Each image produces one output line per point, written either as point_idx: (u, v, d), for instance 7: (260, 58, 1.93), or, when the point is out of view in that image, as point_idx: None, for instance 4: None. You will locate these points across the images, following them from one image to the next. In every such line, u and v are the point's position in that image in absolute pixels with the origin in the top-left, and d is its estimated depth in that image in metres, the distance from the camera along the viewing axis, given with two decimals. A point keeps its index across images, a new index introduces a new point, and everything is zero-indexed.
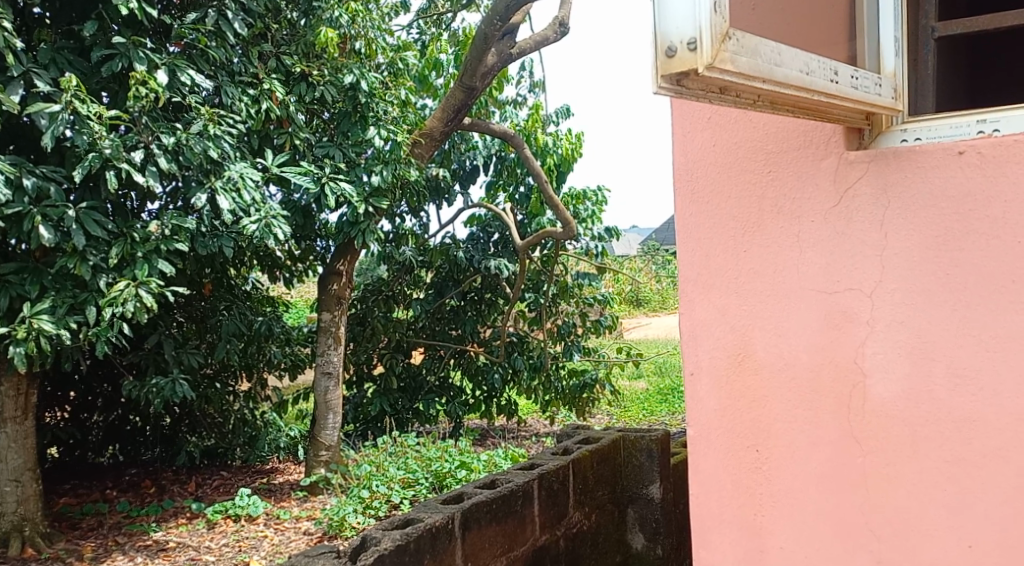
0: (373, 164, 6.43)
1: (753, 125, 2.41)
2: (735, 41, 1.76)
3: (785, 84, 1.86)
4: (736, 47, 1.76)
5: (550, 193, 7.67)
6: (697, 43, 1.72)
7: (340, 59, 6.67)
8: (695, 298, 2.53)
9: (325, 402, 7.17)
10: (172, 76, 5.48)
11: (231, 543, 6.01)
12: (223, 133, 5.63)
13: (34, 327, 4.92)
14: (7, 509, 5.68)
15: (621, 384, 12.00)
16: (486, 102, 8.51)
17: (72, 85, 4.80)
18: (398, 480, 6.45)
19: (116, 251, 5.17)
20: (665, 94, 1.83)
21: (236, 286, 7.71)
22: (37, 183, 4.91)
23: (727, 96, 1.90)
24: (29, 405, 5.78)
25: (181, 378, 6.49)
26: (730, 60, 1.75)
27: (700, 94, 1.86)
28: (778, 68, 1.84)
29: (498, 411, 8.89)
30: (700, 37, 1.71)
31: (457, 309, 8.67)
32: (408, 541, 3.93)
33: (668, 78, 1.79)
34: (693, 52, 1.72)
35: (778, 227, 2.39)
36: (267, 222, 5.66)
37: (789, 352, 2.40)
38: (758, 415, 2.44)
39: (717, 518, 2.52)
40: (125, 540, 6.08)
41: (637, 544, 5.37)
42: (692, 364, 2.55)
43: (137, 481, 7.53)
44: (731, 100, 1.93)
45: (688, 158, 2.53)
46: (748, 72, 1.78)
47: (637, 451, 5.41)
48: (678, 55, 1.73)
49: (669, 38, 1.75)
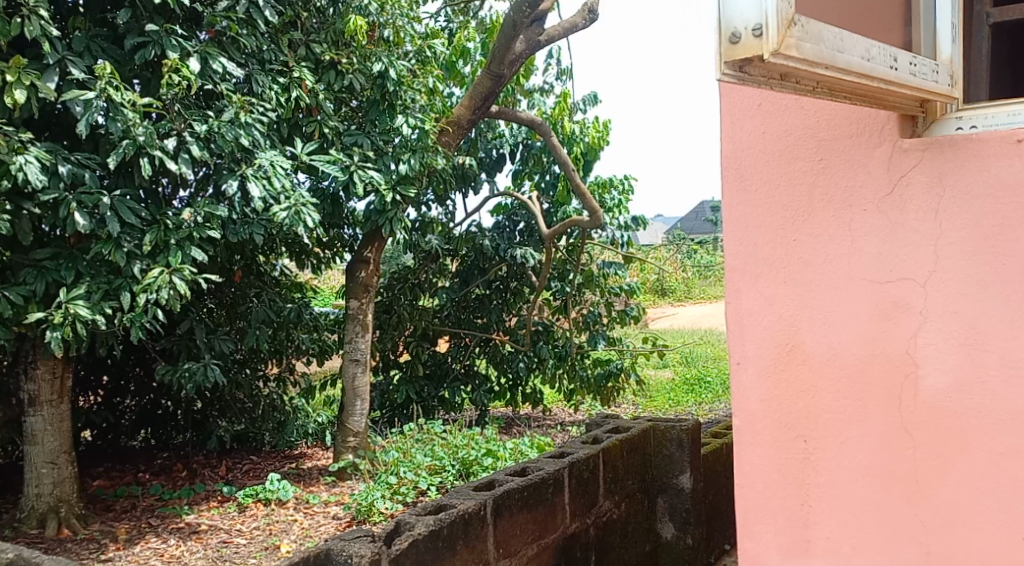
0: (401, 153, 6.47)
1: (805, 112, 2.40)
2: (800, 27, 1.77)
3: (847, 71, 1.86)
4: (801, 33, 1.77)
5: (578, 182, 7.62)
6: (763, 28, 1.74)
7: (369, 47, 6.67)
8: (743, 287, 2.52)
9: (353, 389, 7.22)
10: (204, 64, 5.52)
11: (261, 526, 6.08)
12: (254, 121, 5.65)
13: (69, 312, 4.98)
14: (44, 490, 5.77)
15: (646, 373, 11.97)
16: (513, 89, 8.50)
17: (106, 72, 4.86)
18: (425, 467, 6.51)
19: (150, 239, 5.22)
20: (727, 80, 1.84)
21: (266, 273, 7.76)
22: (72, 169, 4.99)
23: (787, 83, 1.91)
24: (65, 389, 5.85)
25: (212, 363, 6.55)
26: (796, 46, 1.76)
27: (761, 81, 1.87)
28: (841, 54, 1.84)
29: (523, 399, 8.90)
30: (766, 23, 1.73)
31: (483, 298, 8.71)
32: (441, 527, 3.97)
33: (732, 63, 1.81)
34: (759, 37, 1.74)
35: (829, 216, 2.38)
36: (297, 210, 5.68)
37: (838, 342, 2.39)
38: (806, 405, 2.44)
39: (762, 508, 2.52)
40: (158, 522, 6.16)
41: (667, 533, 5.41)
42: (737, 354, 2.55)
43: (168, 465, 7.63)
44: (791, 87, 1.93)
45: (736, 145, 2.52)
46: (813, 58, 1.79)
47: (666, 441, 5.41)
48: (744, 41, 1.76)
49: (733, 24, 1.77)
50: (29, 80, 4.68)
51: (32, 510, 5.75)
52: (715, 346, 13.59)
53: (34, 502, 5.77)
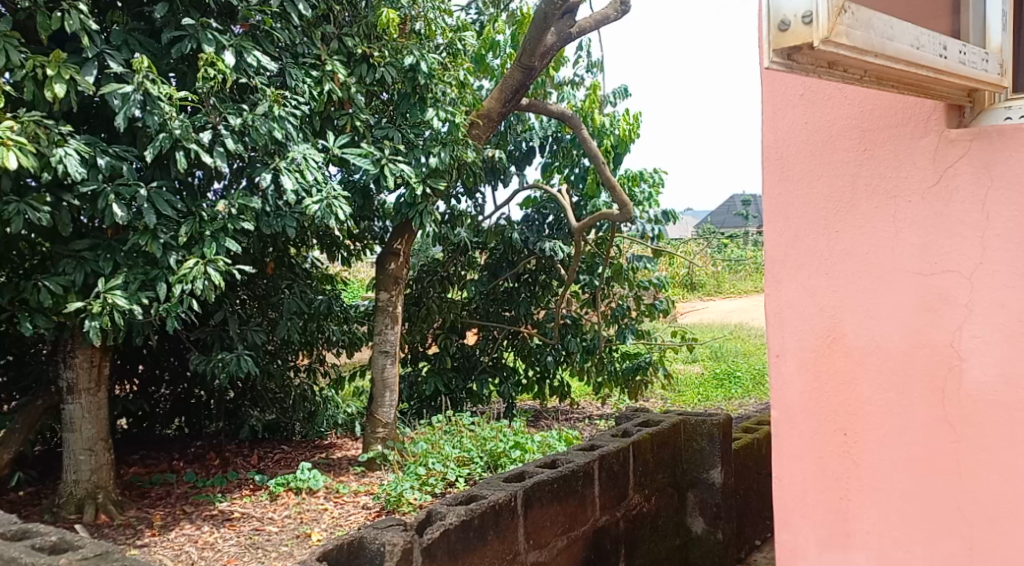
0: (432, 146, 6.51)
1: (848, 103, 2.41)
2: (850, 14, 1.82)
3: (896, 58, 1.91)
4: (851, 20, 1.82)
5: (608, 174, 7.59)
6: (812, 16, 1.78)
7: (400, 40, 6.72)
8: (784, 279, 2.55)
9: (382, 381, 7.28)
10: (239, 57, 5.55)
11: (293, 515, 6.16)
12: (288, 114, 5.69)
13: (107, 302, 5.07)
14: (82, 476, 5.88)
15: (676, 368, 11.95)
16: (543, 82, 8.51)
17: (144, 66, 4.94)
18: (454, 459, 6.57)
19: (185, 230, 5.30)
20: (777, 68, 1.89)
21: (298, 265, 7.80)
22: (110, 162, 5.08)
23: (834, 71, 1.95)
24: (102, 377, 5.95)
25: (245, 353, 6.63)
26: (845, 33, 1.81)
27: (809, 69, 1.92)
28: (891, 42, 1.89)
29: (551, 392, 8.92)
30: (815, 11, 1.78)
31: (512, 291, 8.75)
32: (473, 517, 4.02)
33: (780, 51, 1.85)
34: (809, 25, 1.78)
35: (872, 207, 2.39)
36: (329, 203, 5.73)
37: (880, 334, 2.39)
38: (846, 397, 2.45)
39: (802, 500, 2.54)
40: (192, 509, 6.26)
41: (698, 528, 5.41)
42: (777, 346, 2.57)
43: (202, 453, 7.75)
44: (839, 75, 1.97)
45: (778, 135, 2.54)
46: (861, 46, 1.84)
47: (697, 435, 5.41)
48: (793, 28, 1.80)
49: (782, 11, 1.81)
50: (69, 74, 4.78)
51: (71, 496, 5.86)
52: (745, 342, 13.52)
53: (72, 488, 5.88)
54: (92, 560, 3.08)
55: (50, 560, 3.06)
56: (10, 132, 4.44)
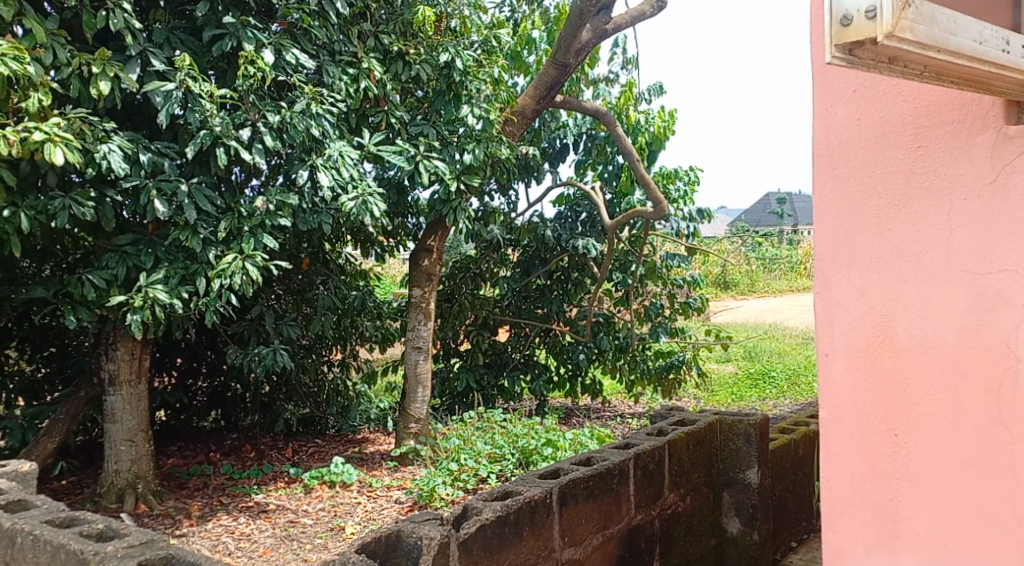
0: (466, 143, 6.52)
1: (902, 99, 2.40)
2: (914, 9, 1.81)
3: (958, 53, 1.90)
4: (915, 15, 1.82)
5: (642, 171, 7.55)
6: (876, 11, 1.81)
7: (436, 38, 6.78)
8: (834, 277, 2.54)
9: (415, 376, 7.32)
10: (278, 55, 5.62)
11: (327, 508, 6.22)
12: (325, 112, 5.72)
13: (149, 296, 5.16)
14: (123, 466, 5.99)
15: (709, 366, 11.89)
16: (578, 79, 8.50)
17: (186, 64, 5.01)
18: (486, 455, 6.60)
19: (224, 226, 5.36)
20: (838, 64, 1.91)
21: (332, 261, 7.86)
22: (152, 158, 5.17)
23: (895, 67, 1.95)
24: (143, 369, 6.04)
25: (281, 348, 6.69)
26: (909, 28, 1.81)
27: (869, 64, 1.93)
28: (953, 37, 1.88)
29: (583, 390, 8.90)
30: (878, 7, 1.80)
31: (544, 288, 8.76)
32: (508, 513, 4.03)
33: (842, 48, 1.89)
34: (872, 20, 1.81)
35: (926, 204, 2.37)
36: (364, 200, 5.76)
37: (933, 335, 2.37)
38: (897, 397, 2.43)
39: (850, 501, 2.53)
40: (229, 501, 6.35)
41: (733, 528, 5.38)
42: (826, 345, 2.56)
43: (238, 445, 7.85)
44: (899, 70, 1.97)
45: (829, 132, 2.53)
46: (925, 41, 1.84)
47: (733, 434, 5.39)
48: (855, 23, 1.84)
49: (845, 7, 1.85)
50: (113, 71, 4.86)
51: (112, 485, 5.97)
52: (779, 342, 13.42)
53: (113, 478, 5.98)
54: (137, 549, 3.12)
55: (95, 548, 3.11)
56: (58, 128, 4.51)
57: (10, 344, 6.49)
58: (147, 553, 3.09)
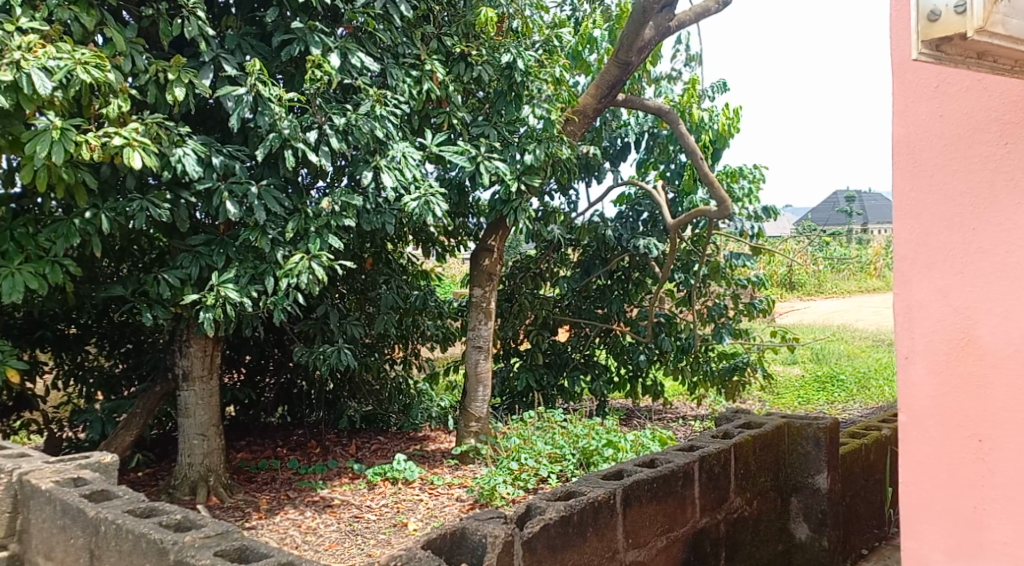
0: (526, 144, 6.56)
1: (987, 94, 2.37)
2: (1005, 6, 1.95)
3: None
4: (1006, 10, 1.95)
5: (706, 169, 7.48)
6: (965, 7, 1.95)
7: (498, 39, 6.83)
8: (914, 278, 2.51)
9: (475, 374, 7.39)
10: (344, 59, 5.72)
11: (390, 504, 6.32)
12: (389, 114, 5.79)
13: (220, 295, 5.31)
14: (195, 460, 6.16)
15: (775, 369, 11.73)
16: (640, 77, 8.46)
17: (256, 68, 5.12)
18: (546, 454, 6.63)
19: (291, 226, 5.48)
20: (926, 59, 2.05)
21: (394, 260, 7.93)
22: (224, 160, 5.31)
23: (984, 62, 2.07)
24: (215, 365, 6.19)
25: (345, 346, 6.82)
26: (1000, 22, 1.94)
27: (957, 60, 2.06)
28: None
29: (644, 392, 8.86)
30: (967, 3, 1.95)
31: (605, 288, 8.73)
32: (572, 513, 4.05)
33: (929, 43, 2.03)
34: (961, 15, 1.95)
35: (1011, 202, 2.33)
36: (426, 200, 5.85)
37: (1015, 338, 2.33)
38: (978, 401, 2.40)
39: (931, 506, 2.50)
40: (296, 495, 6.49)
41: (801, 534, 5.31)
42: (905, 348, 2.54)
43: (304, 441, 8.01)
44: (988, 66, 2.08)
45: (909, 130, 2.51)
46: (1016, 34, 1.97)
47: (802, 439, 5.32)
48: (944, 18, 1.98)
49: (934, 4, 2.00)
50: (187, 78, 4.99)
51: (185, 478, 6.16)
52: (848, 344, 13.17)
53: (186, 471, 6.16)
54: (213, 540, 3.21)
55: (175, 537, 3.21)
56: (136, 133, 4.65)
57: (91, 341, 6.75)
58: (223, 545, 3.17)
